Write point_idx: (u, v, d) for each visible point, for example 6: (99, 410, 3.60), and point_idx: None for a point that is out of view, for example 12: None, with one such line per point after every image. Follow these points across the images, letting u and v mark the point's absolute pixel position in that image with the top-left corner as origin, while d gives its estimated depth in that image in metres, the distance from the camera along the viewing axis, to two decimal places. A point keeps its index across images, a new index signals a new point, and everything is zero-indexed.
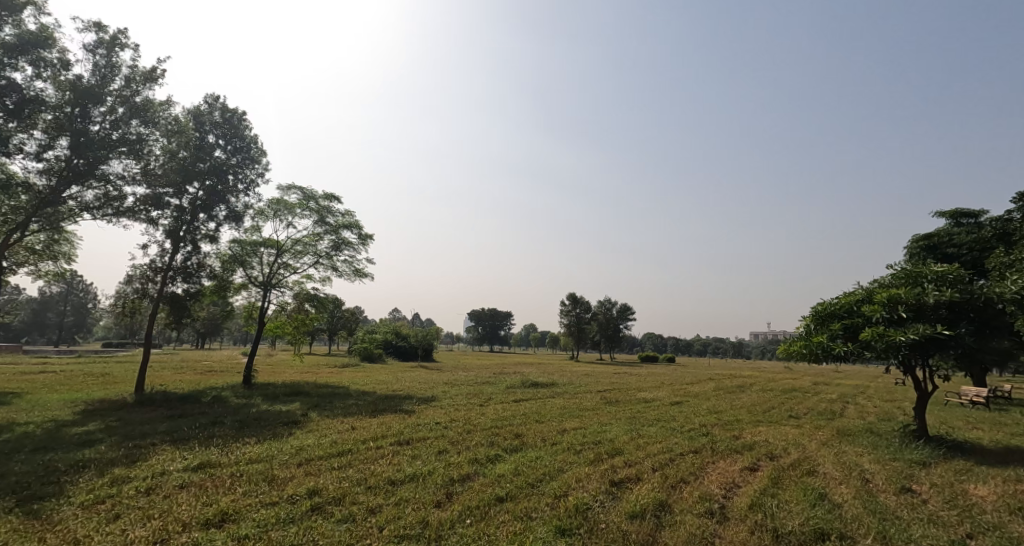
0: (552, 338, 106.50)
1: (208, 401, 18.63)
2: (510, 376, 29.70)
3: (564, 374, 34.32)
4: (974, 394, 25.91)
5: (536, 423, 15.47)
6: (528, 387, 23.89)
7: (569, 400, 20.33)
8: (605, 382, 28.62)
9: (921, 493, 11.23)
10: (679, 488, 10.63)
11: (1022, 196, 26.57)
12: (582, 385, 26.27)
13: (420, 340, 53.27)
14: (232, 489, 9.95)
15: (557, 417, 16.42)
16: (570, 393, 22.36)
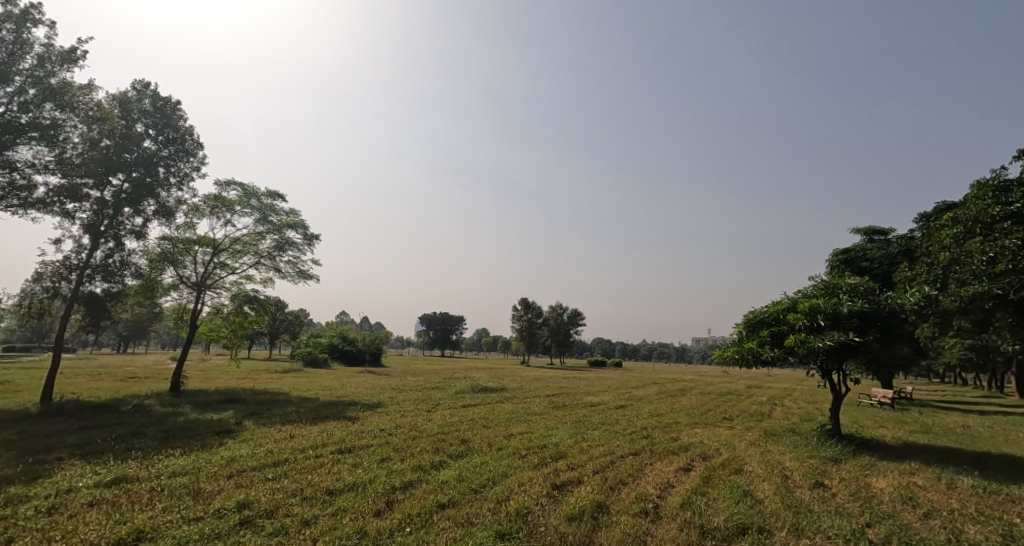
0: (503, 342, 107.23)
1: (129, 411, 17.85)
2: (461, 381, 29.91)
3: (514, 378, 34.85)
4: (883, 395, 28.41)
5: (484, 428, 15.84)
6: (477, 392, 24.20)
7: (516, 404, 20.86)
8: (554, 387, 29.37)
9: (832, 487, 12.36)
10: (617, 489, 11.27)
11: (924, 217, 29.45)
12: (531, 389, 26.87)
13: (367, 344, 52.37)
14: (152, 505, 9.77)
15: (504, 421, 16.87)
16: (518, 398, 22.88)
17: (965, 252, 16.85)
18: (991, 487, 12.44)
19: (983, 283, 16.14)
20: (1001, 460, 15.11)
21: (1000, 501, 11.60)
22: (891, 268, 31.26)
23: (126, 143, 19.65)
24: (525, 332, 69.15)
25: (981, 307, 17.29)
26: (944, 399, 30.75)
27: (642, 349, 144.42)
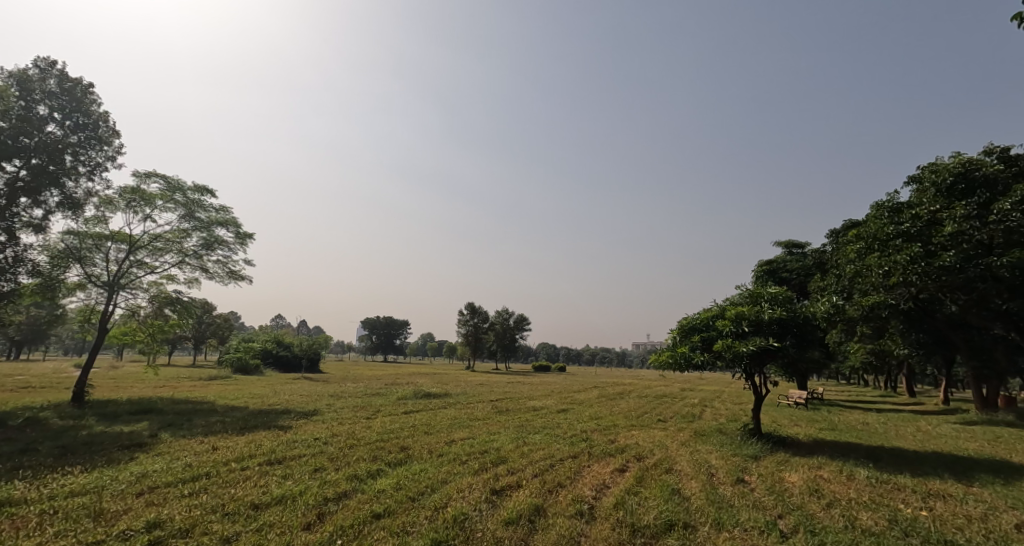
0: (447, 347, 106.57)
1: (20, 425, 16.58)
2: (403, 387, 29.73)
3: (457, 384, 34.95)
4: (799, 396, 30.65)
5: (424, 434, 15.94)
6: (420, 398, 24.17)
7: (457, 409, 21.04)
8: (497, 391, 29.76)
9: (751, 483, 13.35)
10: (554, 491, 11.74)
11: (834, 232, 32.05)
12: (473, 394, 27.09)
13: (304, 350, 50.74)
14: (41, 530, 9.34)
15: (445, 427, 17.04)
16: (461, 403, 23.05)
17: (865, 265, 18.54)
18: (882, 477, 13.86)
19: (880, 293, 17.97)
20: (891, 452, 16.81)
21: (888, 489, 12.90)
22: (807, 279, 33.90)
23: (27, 127, 18.26)
24: (470, 337, 68.50)
25: (879, 315, 19.26)
26: (850, 398, 33.56)
27: (584, 354, 147.45)
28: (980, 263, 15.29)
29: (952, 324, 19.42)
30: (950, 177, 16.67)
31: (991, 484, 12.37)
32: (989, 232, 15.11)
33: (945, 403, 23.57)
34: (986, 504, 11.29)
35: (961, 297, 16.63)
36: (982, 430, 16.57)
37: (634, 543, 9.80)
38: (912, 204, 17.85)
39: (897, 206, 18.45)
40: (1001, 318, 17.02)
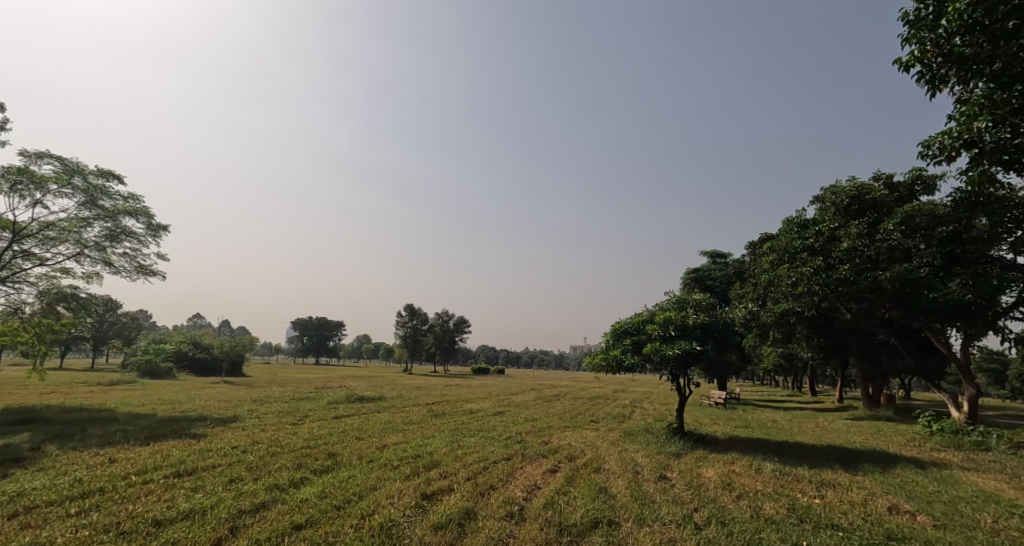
0: (384, 349, 104.48)
1: None
2: (335, 391, 29.00)
3: (393, 387, 34.51)
4: (720, 395, 32.67)
5: (355, 440, 15.74)
6: (352, 402, 23.75)
7: (392, 413, 20.89)
8: (435, 394, 29.68)
9: (672, 478, 14.08)
10: (486, 494, 11.80)
11: (753, 243, 34.29)
12: (409, 397, 26.90)
13: (225, 352, 48.20)
14: None
15: (377, 432, 16.86)
16: (396, 407, 22.85)
17: (777, 275, 20.03)
18: (785, 469, 15.15)
19: (789, 301, 19.62)
20: (794, 447, 18.31)
21: (789, 479, 14.13)
22: (729, 287, 36.14)
23: None
24: (408, 339, 67.23)
25: (787, 321, 21.00)
26: (764, 398, 36.06)
27: (523, 356, 148.87)
28: (869, 277, 16.77)
29: (848, 330, 21.39)
30: (846, 198, 18.19)
31: (871, 472, 13.76)
32: (876, 249, 16.57)
33: (841, 402, 25.87)
34: (868, 488, 12.51)
35: (854, 306, 18.28)
36: (868, 424, 18.42)
37: (561, 542, 9.85)
38: (817, 221, 19.35)
39: (804, 222, 19.95)
40: (886, 325, 18.89)
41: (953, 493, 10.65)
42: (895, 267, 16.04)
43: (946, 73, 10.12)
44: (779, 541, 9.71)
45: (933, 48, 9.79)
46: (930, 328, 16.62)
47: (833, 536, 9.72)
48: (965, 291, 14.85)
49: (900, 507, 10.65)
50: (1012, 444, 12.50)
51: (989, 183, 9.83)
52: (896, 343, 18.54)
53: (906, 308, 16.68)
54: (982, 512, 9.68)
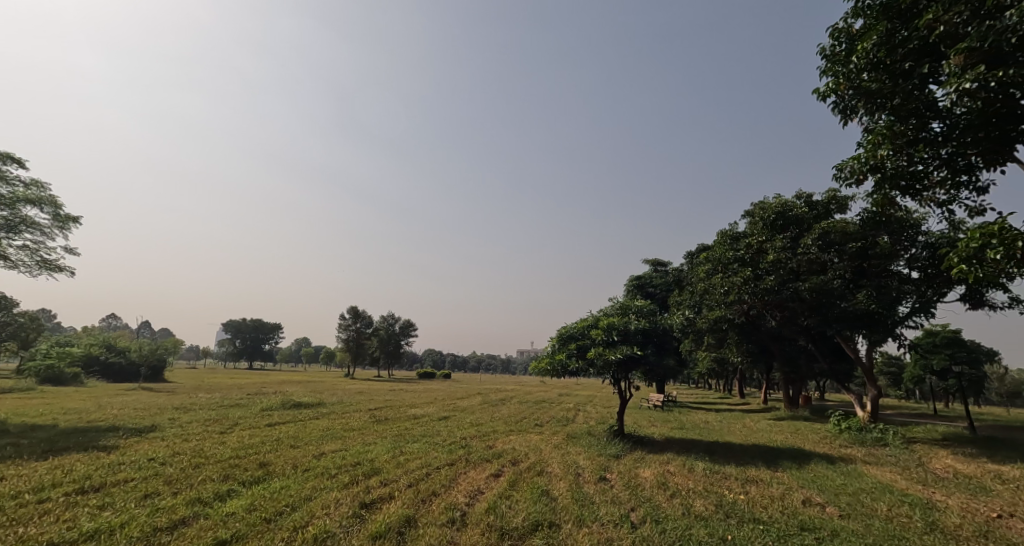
0: (325, 353, 101.57)
1: None
2: (269, 397, 28.01)
3: (333, 392, 33.75)
4: (658, 399, 34.05)
5: (290, 448, 15.39)
6: (288, 409, 23.09)
7: (331, 420, 20.50)
8: (378, 400, 29.27)
9: (611, 480, 14.53)
10: (428, 501, 11.54)
11: (690, 253, 35.96)
12: (350, 403, 26.45)
13: (144, 357, 45.37)
14: None
15: (314, 440, 16.54)
16: (336, 413, 22.44)
17: (711, 284, 21.23)
18: (715, 468, 16.07)
19: (722, 309, 20.85)
20: (724, 446, 19.40)
21: (718, 478, 15.00)
22: (668, 294, 37.77)
23: None
24: (352, 343, 65.66)
25: (720, 327, 22.33)
26: (698, 400, 37.86)
27: (470, 361, 148.59)
28: (791, 287, 18.10)
29: (774, 336, 22.92)
30: (773, 214, 19.48)
31: (787, 468, 14.85)
32: (798, 262, 17.92)
33: (765, 403, 27.64)
34: (786, 483, 13.48)
35: (778, 313, 19.64)
36: (788, 423, 19.85)
37: None
38: (747, 234, 20.64)
39: (736, 235, 21.21)
40: (806, 333, 20.43)
41: (857, 486, 11.62)
42: (813, 278, 17.40)
43: (855, 104, 10.78)
44: (709, 536, 10.04)
45: (845, 80, 10.48)
46: (842, 335, 18.13)
47: (754, 528, 10.26)
48: (870, 301, 16.28)
49: (813, 499, 11.59)
50: (905, 439, 13.93)
51: (890, 205, 10.89)
52: (813, 349, 20.10)
53: (821, 316, 18.13)
54: (879, 501, 10.53)
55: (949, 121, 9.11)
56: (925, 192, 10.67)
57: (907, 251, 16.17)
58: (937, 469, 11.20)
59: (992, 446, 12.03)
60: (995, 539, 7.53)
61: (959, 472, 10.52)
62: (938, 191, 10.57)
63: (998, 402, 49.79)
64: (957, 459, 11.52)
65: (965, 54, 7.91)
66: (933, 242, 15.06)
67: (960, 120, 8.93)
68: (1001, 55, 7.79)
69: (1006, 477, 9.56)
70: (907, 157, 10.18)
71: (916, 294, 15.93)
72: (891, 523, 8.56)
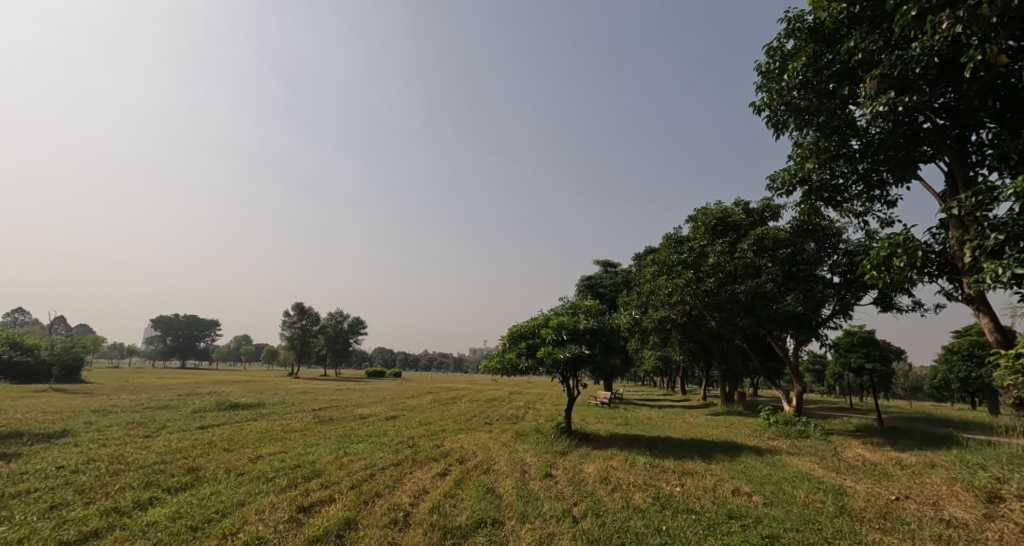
0: (269, 351, 98.19)
1: None
2: (200, 397, 26.97)
3: (273, 392, 32.81)
4: (605, 396, 35.01)
5: (223, 452, 14.97)
6: (222, 410, 22.34)
7: (270, 421, 20.04)
8: (323, 400, 28.75)
9: (556, 476, 14.98)
10: (371, 502, 11.52)
11: (638, 255, 37.06)
12: (293, 403, 25.85)
13: (59, 357, 42.62)
14: None
15: (250, 442, 16.14)
16: (276, 414, 21.89)
17: (656, 285, 22.05)
18: (654, 462, 16.76)
19: (666, 309, 21.76)
20: (664, 441, 20.23)
21: (656, 471, 15.68)
22: (617, 294, 38.84)
23: None
24: (296, 341, 63.95)
25: (665, 327, 23.23)
26: (642, 397, 39.16)
27: (420, 359, 147.26)
28: (729, 289, 19.04)
29: (713, 336, 24.05)
30: (714, 220, 20.46)
31: (720, 461, 15.70)
32: (735, 265, 18.92)
33: (703, 398, 28.98)
34: (717, 475, 14.28)
35: (717, 314, 20.61)
36: (724, 419, 20.90)
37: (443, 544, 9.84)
38: (690, 238, 21.58)
39: (680, 239, 22.10)
40: (742, 332, 21.52)
41: (779, 476, 12.47)
42: (749, 282, 18.37)
43: (786, 120, 11.53)
44: (645, 527, 10.55)
45: (777, 96, 11.20)
46: (773, 335, 19.22)
47: (687, 518, 10.86)
48: (798, 303, 17.35)
49: (741, 489, 12.34)
50: (824, 431, 15.01)
51: (815, 214, 11.76)
52: (748, 347, 21.24)
53: (754, 316, 19.16)
54: (798, 489, 11.37)
55: (865, 140, 9.91)
56: (844, 204, 11.60)
57: (830, 258, 17.40)
58: (849, 458, 12.18)
59: (895, 436, 13.20)
60: (894, 518, 8.27)
61: (867, 460, 11.49)
62: (855, 203, 11.51)
63: (906, 397, 54.17)
64: (866, 448, 12.58)
65: (878, 80, 8.64)
66: (851, 250, 16.22)
67: (873, 139, 9.73)
68: (908, 82, 8.50)
69: (904, 463, 10.57)
70: (830, 171, 10.96)
71: (836, 298, 17.17)
72: (807, 509, 9.30)
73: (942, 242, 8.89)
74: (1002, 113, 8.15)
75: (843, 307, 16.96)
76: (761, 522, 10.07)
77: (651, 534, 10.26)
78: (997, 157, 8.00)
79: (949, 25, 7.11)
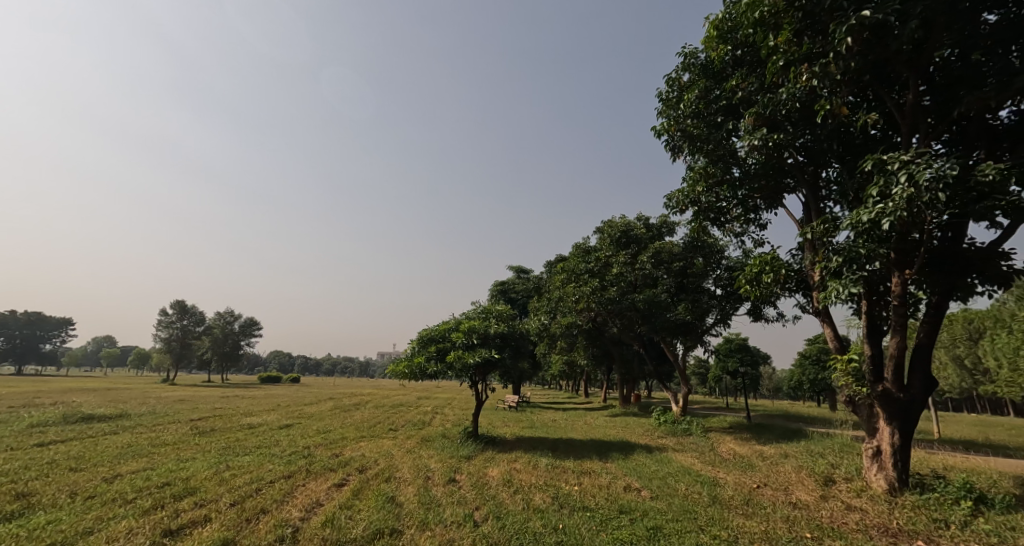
0: (141, 355, 89.30)
1: None
2: (47, 409, 24.02)
3: (146, 401, 30.04)
4: (513, 399, 35.79)
5: (68, 472, 13.64)
6: (73, 424, 20.14)
7: (135, 434, 18.46)
8: (206, 409, 26.83)
9: (460, 481, 15.24)
10: (254, 519, 11.06)
11: (549, 262, 38.26)
12: (164, 413, 23.89)
13: None
14: None
15: (105, 459, 14.85)
16: (143, 427, 20.12)
17: (565, 292, 22.99)
18: (556, 463, 17.52)
19: (573, 315, 22.73)
20: (566, 442, 21.15)
21: (557, 472, 16.41)
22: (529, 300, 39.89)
23: None
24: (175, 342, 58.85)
25: (572, 332, 24.30)
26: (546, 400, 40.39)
27: (324, 363, 141.28)
28: (629, 297, 20.31)
29: (614, 341, 25.55)
30: (618, 232, 21.76)
31: (615, 459, 16.74)
32: (636, 275, 20.28)
33: (602, 401, 30.52)
34: (612, 472, 15.26)
35: (618, 321, 21.89)
36: (622, 419, 22.23)
37: None
38: (596, 248, 22.76)
39: (587, 249, 23.21)
40: (640, 338, 23.05)
41: (665, 471, 13.60)
42: (647, 291, 19.75)
43: (680, 145, 12.64)
44: (543, 527, 11.11)
45: (675, 123, 12.25)
46: (666, 341, 20.78)
47: (581, 516, 11.57)
48: (687, 312, 18.97)
49: (631, 485, 13.31)
50: (704, 429, 16.53)
51: (702, 232, 13.00)
52: (644, 352, 22.80)
53: (650, 324, 20.57)
54: (680, 482, 12.49)
55: (744, 169, 11.18)
56: (727, 224, 12.94)
57: (715, 272, 19.27)
58: (723, 452, 13.56)
59: (760, 431, 14.88)
60: (754, 504, 9.40)
61: (737, 453, 12.88)
62: (735, 224, 12.86)
63: (779, 397, 60.25)
64: (736, 443, 14.05)
65: (754, 117, 9.81)
66: (731, 265, 18.20)
67: (750, 169, 10.99)
68: (778, 121, 9.74)
69: (766, 454, 11.99)
70: (715, 195, 12.19)
71: (719, 308, 19.01)
72: (687, 500, 10.30)
73: (800, 262, 10.26)
74: (847, 155, 9.59)
75: (724, 315, 18.84)
76: (647, 514, 10.95)
77: (547, 533, 10.83)
78: (840, 193, 9.39)
79: (807, 77, 8.25)
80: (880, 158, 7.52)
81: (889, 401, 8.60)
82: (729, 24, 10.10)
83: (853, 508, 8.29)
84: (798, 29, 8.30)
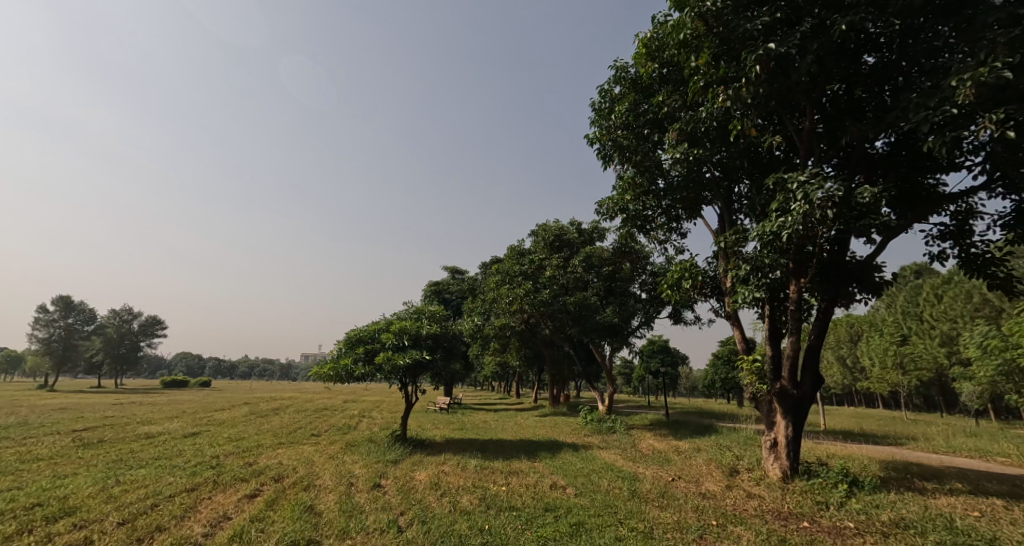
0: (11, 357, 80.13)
1: None
2: None
3: (30, 410, 27.26)
4: (444, 401, 35.64)
5: None
6: None
7: (6, 449, 16.79)
8: (96, 418, 24.69)
9: (385, 486, 15.08)
10: (148, 539, 10.40)
11: (484, 264, 38.35)
12: (42, 425, 21.79)
13: None
14: None
15: None
16: (13, 440, 18.26)
17: (498, 294, 23.22)
18: (484, 464, 17.73)
19: (506, 317, 22.97)
20: (495, 443, 21.40)
21: (485, 473, 16.60)
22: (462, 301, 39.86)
23: None
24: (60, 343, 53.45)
25: (505, 333, 24.61)
26: (477, 402, 40.49)
27: (243, 365, 134.02)
28: (561, 300, 20.82)
29: (546, 342, 26.12)
30: (552, 235, 22.27)
31: (542, 459, 17.15)
32: (567, 278, 20.85)
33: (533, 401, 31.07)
34: (538, 472, 15.62)
35: (550, 323, 22.40)
36: (551, 419, 22.78)
37: None
38: (531, 251, 23.19)
39: (521, 251, 23.57)
40: (570, 340, 23.69)
41: (589, 468, 14.13)
42: (577, 294, 20.38)
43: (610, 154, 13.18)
44: (468, 528, 11.24)
45: (606, 133, 12.77)
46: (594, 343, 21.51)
47: (507, 516, 11.79)
48: (615, 314, 19.77)
49: (557, 483, 13.74)
50: (627, 427, 17.30)
51: (629, 238, 13.63)
52: (574, 353, 23.49)
53: (580, 325, 21.22)
54: (602, 478, 13.03)
55: (667, 180, 11.85)
56: (651, 231, 13.64)
57: (640, 276, 20.27)
58: (643, 448, 14.26)
59: (677, 427, 15.78)
60: (668, 496, 10.00)
61: (655, 449, 13.60)
62: (659, 232, 13.58)
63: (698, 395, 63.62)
64: (655, 440, 14.82)
65: (677, 132, 10.45)
66: (655, 271, 19.21)
67: (673, 181, 11.68)
68: (698, 138, 10.42)
69: (681, 450, 12.75)
70: (642, 203, 12.83)
71: (644, 311, 19.98)
72: (608, 495, 10.79)
73: (715, 269, 11.03)
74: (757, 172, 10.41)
75: (648, 318, 19.82)
76: (570, 511, 11.35)
77: (472, 535, 10.98)
78: (749, 206, 10.21)
79: (724, 99, 8.90)
80: (782, 177, 8.27)
81: (784, 398, 9.44)
82: (657, 44, 10.81)
83: (753, 496, 9.03)
84: (716, 54, 8.96)
